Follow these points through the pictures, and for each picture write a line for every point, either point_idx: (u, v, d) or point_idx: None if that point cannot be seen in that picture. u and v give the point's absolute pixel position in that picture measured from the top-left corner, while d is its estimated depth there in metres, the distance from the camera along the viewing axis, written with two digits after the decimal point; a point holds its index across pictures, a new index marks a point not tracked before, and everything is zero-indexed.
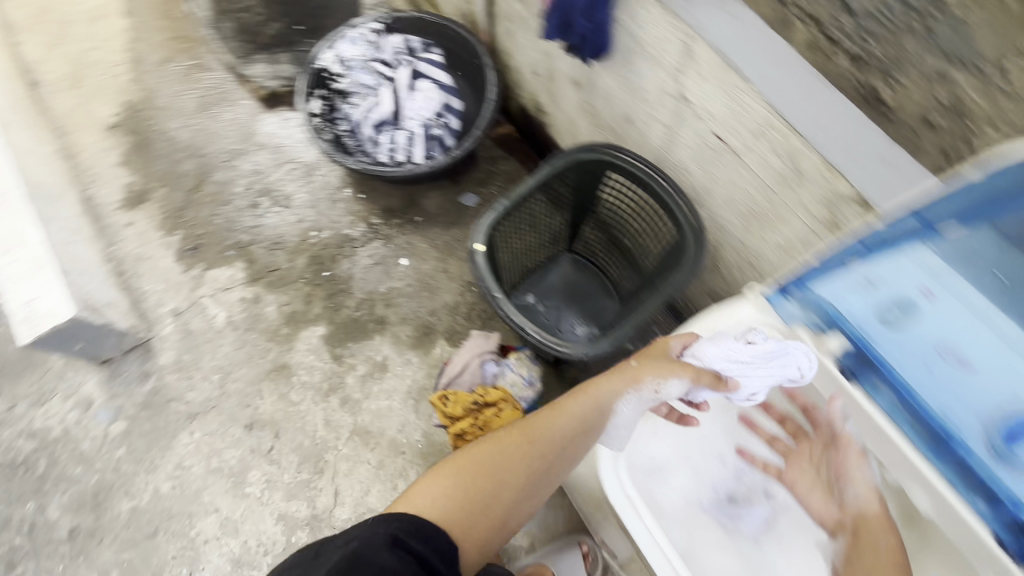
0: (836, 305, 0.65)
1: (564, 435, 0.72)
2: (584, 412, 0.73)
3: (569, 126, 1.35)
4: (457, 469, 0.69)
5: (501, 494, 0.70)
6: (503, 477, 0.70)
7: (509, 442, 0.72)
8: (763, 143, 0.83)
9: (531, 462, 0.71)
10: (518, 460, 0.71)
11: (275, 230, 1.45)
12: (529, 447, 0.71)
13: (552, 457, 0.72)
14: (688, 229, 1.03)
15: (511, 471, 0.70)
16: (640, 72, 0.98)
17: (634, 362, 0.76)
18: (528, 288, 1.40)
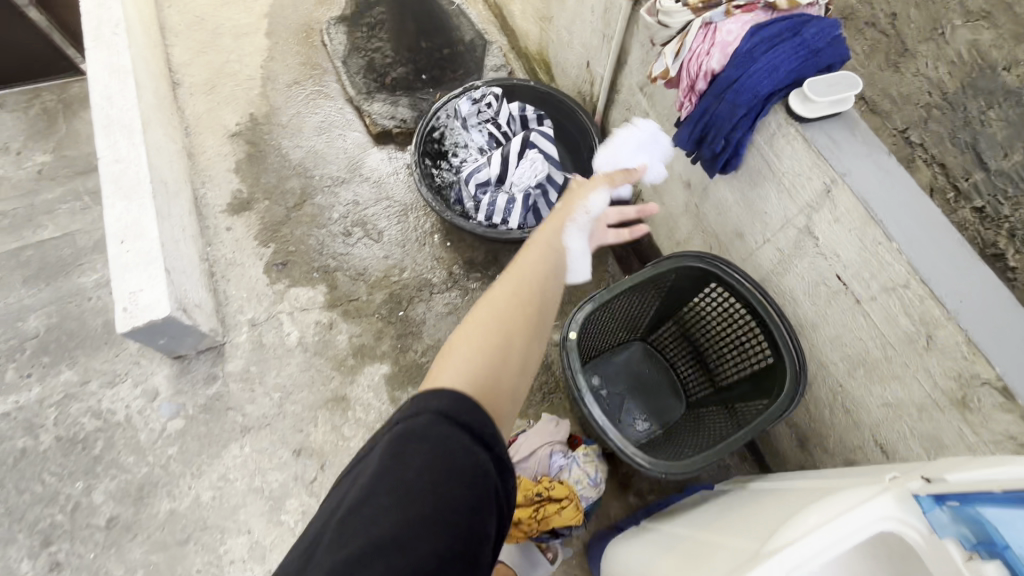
0: (1007, 532, 0.46)
1: (538, 279, 0.73)
2: (545, 255, 0.79)
3: (668, 220, 1.35)
4: (475, 343, 0.62)
5: (515, 347, 0.64)
6: (512, 335, 0.65)
7: (502, 302, 0.68)
8: (895, 302, 0.80)
9: (528, 308, 0.69)
10: (518, 312, 0.67)
11: (361, 261, 1.49)
12: (523, 294, 0.69)
13: (536, 284, 0.72)
14: (789, 361, 0.99)
15: (514, 320, 0.66)
16: (766, 196, 0.98)
17: (561, 206, 0.93)
18: (593, 370, 1.36)
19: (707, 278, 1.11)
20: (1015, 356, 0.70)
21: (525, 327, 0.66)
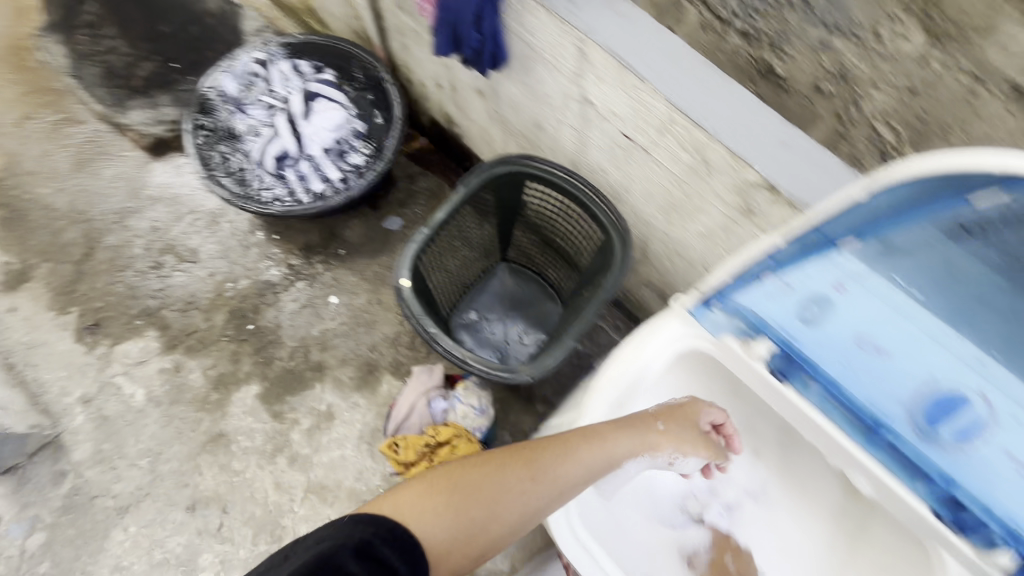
0: (759, 315, 0.54)
1: (570, 482, 0.61)
2: (589, 470, 0.61)
3: (482, 134, 1.31)
4: (456, 492, 0.61)
5: (486, 523, 0.61)
6: (491, 510, 0.61)
7: (508, 473, 0.62)
8: (671, 138, 0.82)
9: (527, 506, 0.60)
10: (514, 495, 0.61)
11: (185, 289, 1.34)
12: (531, 486, 0.61)
13: (556, 476, 0.61)
14: (613, 229, 1.01)
15: (505, 503, 0.61)
16: (541, 78, 0.96)
17: (660, 425, 0.64)
18: (468, 304, 1.37)
19: (520, 181, 1.10)
20: (769, 150, 0.74)
21: (511, 512, 0.61)
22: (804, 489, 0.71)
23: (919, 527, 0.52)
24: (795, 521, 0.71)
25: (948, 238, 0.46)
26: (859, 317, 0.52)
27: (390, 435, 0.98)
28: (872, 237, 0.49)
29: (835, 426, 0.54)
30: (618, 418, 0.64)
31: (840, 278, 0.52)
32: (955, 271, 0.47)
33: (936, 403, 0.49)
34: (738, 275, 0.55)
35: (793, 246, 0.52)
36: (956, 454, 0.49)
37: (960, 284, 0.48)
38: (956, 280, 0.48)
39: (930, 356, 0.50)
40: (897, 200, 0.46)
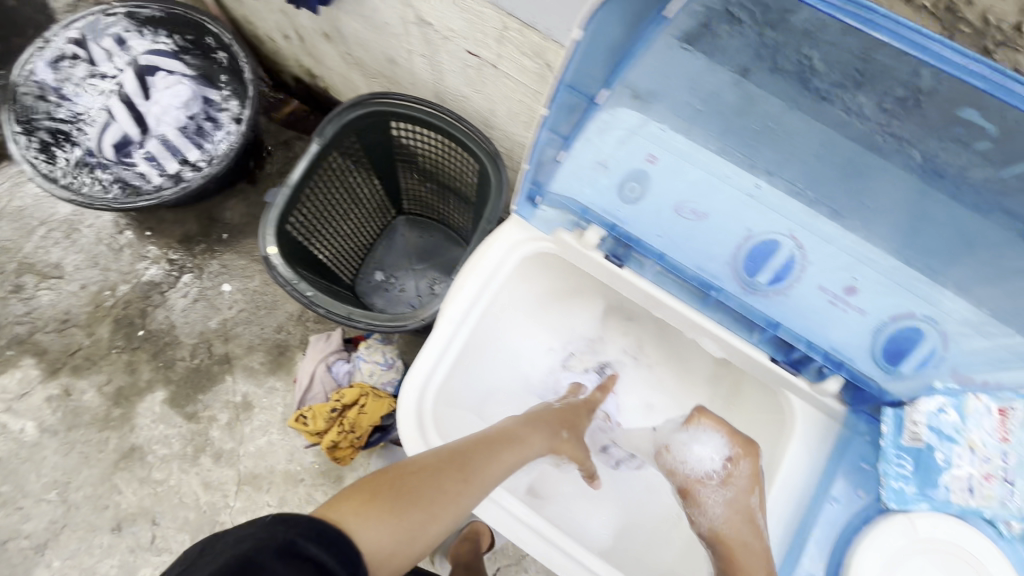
0: (580, 201, 0.57)
1: (498, 478, 0.57)
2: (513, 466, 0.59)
3: (346, 83, 1.22)
4: (393, 496, 0.51)
5: (428, 528, 0.51)
6: (430, 513, 0.52)
7: (442, 476, 0.54)
8: (510, 47, 0.78)
9: (461, 511, 0.54)
10: (450, 499, 0.53)
11: (57, 308, 1.23)
12: (467, 488, 0.54)
13: (487, 474, 0.56)
14: (484, 155, 0.97)
15: (442, 506, 0.52)
16: (373, 5, 0.89)
17: (564, 432, 0.67)
18: (374, 266, 1.32)
19: (383, 122, 1.02)
20: None
21: (448, 521, 0.53)
22: (681, 358, 0.78)
23: (760, 372, 0.61)
24: (674, 386, 0.79)
25: (682, 48, 0.48)
26: (666, 177, 0.55)
27: (297, 408, 0.96)
28: (617, 84, 0.52)
29: (670, 290, 0.61)
30: (528, 417, 0.66)
31: (649, 148, 0.54)
32: (704, 99, 0.51)
33: (753, 256, 0.54)
34: (538, 164, 0.57)
35: (573, 118, 0.54)
36: (775, 301, 0.54)
37: (719, 113, 0.51)
38: (723, 110, 0.50)
39: (731, 202, 0.53)
40: (612, 36, 0.46)
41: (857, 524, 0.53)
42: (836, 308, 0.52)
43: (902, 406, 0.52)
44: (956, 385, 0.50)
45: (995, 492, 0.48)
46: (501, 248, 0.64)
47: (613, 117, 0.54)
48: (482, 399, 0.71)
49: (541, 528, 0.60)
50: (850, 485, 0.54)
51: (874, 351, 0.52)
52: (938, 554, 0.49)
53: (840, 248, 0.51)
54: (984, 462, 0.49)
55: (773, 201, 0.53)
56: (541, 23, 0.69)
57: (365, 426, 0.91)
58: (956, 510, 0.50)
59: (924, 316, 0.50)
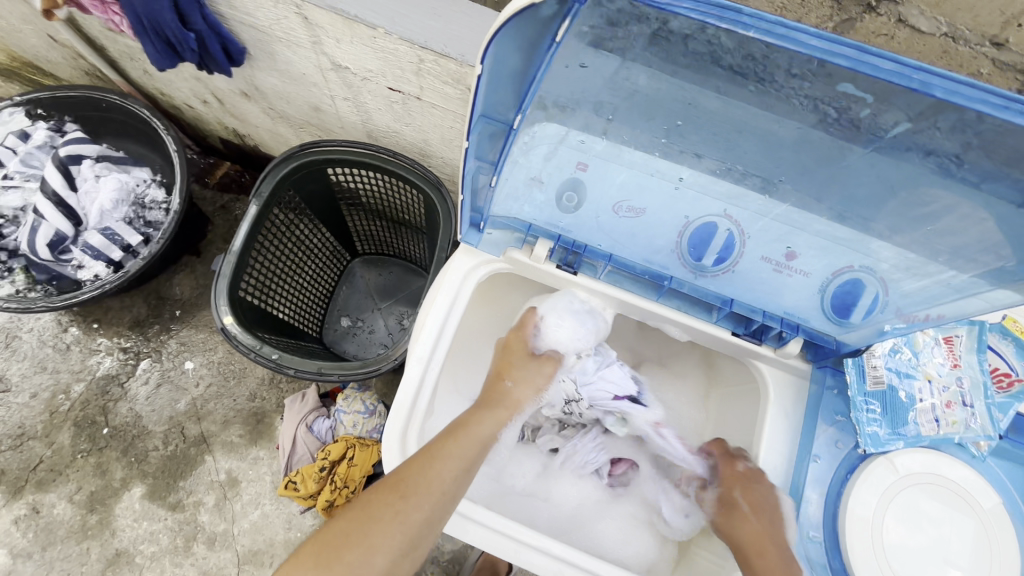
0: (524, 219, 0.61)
1: (446, 482, 0.53)
2: (464, 455, 0.55)
3: (275, 137, 1.21)
4: (322, 548, 0.49)
5: (374, 560, 0.48)
6: (366, 547, 0.49)
7: (375, 504, 0.51)
8: (430, 77, 0.78)
9: (408, 531, 0.50)
10: (389, 523, 0.50)
11: (8, 423, 1.15)
12: (405, 503, 0.51)
13: (428, 481, 0.52)
14: (427, 183, 0.96)
15: (383, 530, 0.50)
16: (287, 58, 0.88)
17: (507, 382, 0.64)
18: (338, 312, 1.30)
19: (318, 170, 1.01)
20: None
21: (395, 545, 0.49)
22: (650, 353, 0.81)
23: (726, 346, 0.65)
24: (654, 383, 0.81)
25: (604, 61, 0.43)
26: (606, 186, 0.55)
27: (284, 475, 0.93)
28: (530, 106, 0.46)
29: (625, 288, 0.65)
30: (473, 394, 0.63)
31: (576, 158, 0.53)
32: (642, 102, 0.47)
33: (691, 240, 0.56)
34: (469, 193, 0.55)
35: (490, 146, 0.49)
36: (720, 277, 0.58)
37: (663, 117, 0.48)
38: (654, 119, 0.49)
39: (670, 197, 0.54)
40: (518, 72, 0.41)
41: (842, 476, 0.55)
42: (782, 274, 0.55)
43: (860, 353, 0.56)
44: (903, 325, 0.53)
45: (958, 417, 0.53)
46: (453, 284, 0.64)
47: (533, 137, 0.50)
48: None
49: (547, 547, 0.59)
50: (830, 441, 0.56)
51: (824, 307, 0.56)
52: (920, 485, 0.53)
53: (773, 218, 0.52)
54: (942, 391, 0.54)
55: (699, 186, 0.52)
56: (456, 50, 0.70)
57: (357, 478, 0.89)
58: (927, 442, 0.53)
59: (863, 267, 0.52)
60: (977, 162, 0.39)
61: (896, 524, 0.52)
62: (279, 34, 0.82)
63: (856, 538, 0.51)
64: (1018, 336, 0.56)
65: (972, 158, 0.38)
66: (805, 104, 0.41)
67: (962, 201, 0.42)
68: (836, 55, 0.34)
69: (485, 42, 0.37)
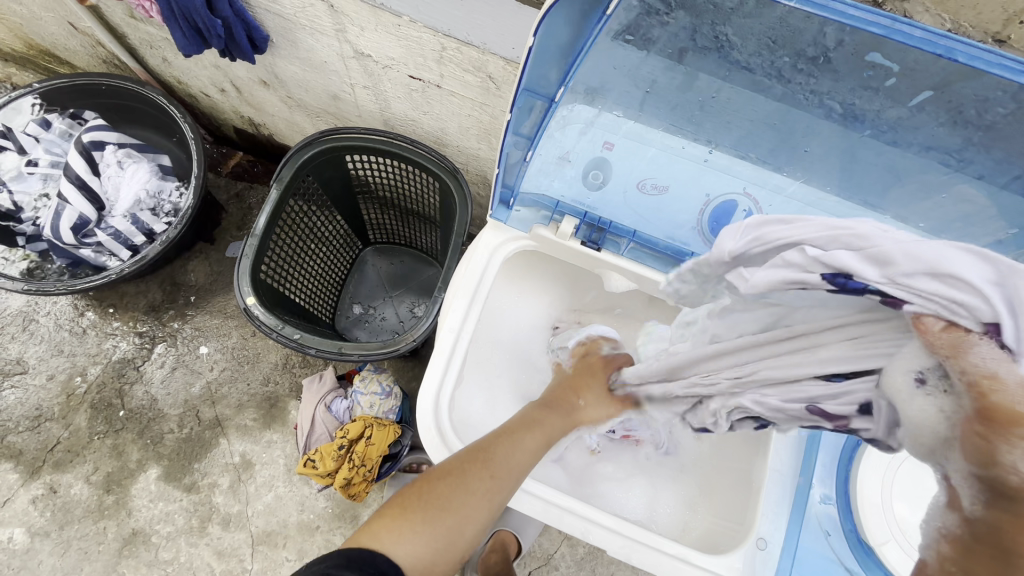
0: (551, 196, 0.63)
1: (525, 468, 0.56)
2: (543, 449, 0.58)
3: (290, 126, 1.23)
4: (421, 510, 0.50)
5: (465, 529, 0.50)
6: (464, 517, 0.50)
7: (468, 474, 0.52)
8: (451, 65, 0.80)
9: (495, 507, 0.53)
10: (485, 499, 0.52)
11: (25, 405, 1.17)
12: (496, 482, 0.53)
13: (516, 465, 0.55)
14: (443, 172, 0.98)
15: (477, 503, 0.51)
16: (309, 46, 0.90)
17: (579, 400, 0.65)
18: (351, 299, 1.32)
19: (337, 157, 1.03)
20: None
21: (484, 517, 0.52)
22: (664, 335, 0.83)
23: None
24: None
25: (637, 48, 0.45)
26: (633, 165, 0.57)
27: (303, 453, 0.95)
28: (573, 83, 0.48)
29: (648, 264, 0.67)
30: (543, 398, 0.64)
31: (604, 137, 0.56)
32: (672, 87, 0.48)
33: (713, 216, 0.59)
34: (504, 168, 0.58)
35: (532, 120, 0.51)
36: None
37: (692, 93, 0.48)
38: (687, 92, 0.48)
39: (693, 177, 0.56)
40: (564, 48, 0.43)
41: (854, 441, 0.59)
42: None
43: None
44: None
45: None
46: (482, 259, 0.67)
47: (569, 114, 0.53)
48: (499, 400, 0.73)
49: (573, 506, 0.61)
50: None
51: None
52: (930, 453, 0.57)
53: (787, 196, 0.55)
54: None
55: (723, 164, 0.55)
56: (479, 37, 0.72)
57: (375, 457, 0.91)
58: None
59: None
60: (980, 158, 0.43)
61: (904, 490, 0.55)
62: (304, 22, 0.84)
63: (866, 500, 0.55)
64: None
65: (975, 153, 0.43)
66: (813, 100, 0.45)
67: (960, 183, 0.45)
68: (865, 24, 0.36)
69: (538, 17, 0.39)
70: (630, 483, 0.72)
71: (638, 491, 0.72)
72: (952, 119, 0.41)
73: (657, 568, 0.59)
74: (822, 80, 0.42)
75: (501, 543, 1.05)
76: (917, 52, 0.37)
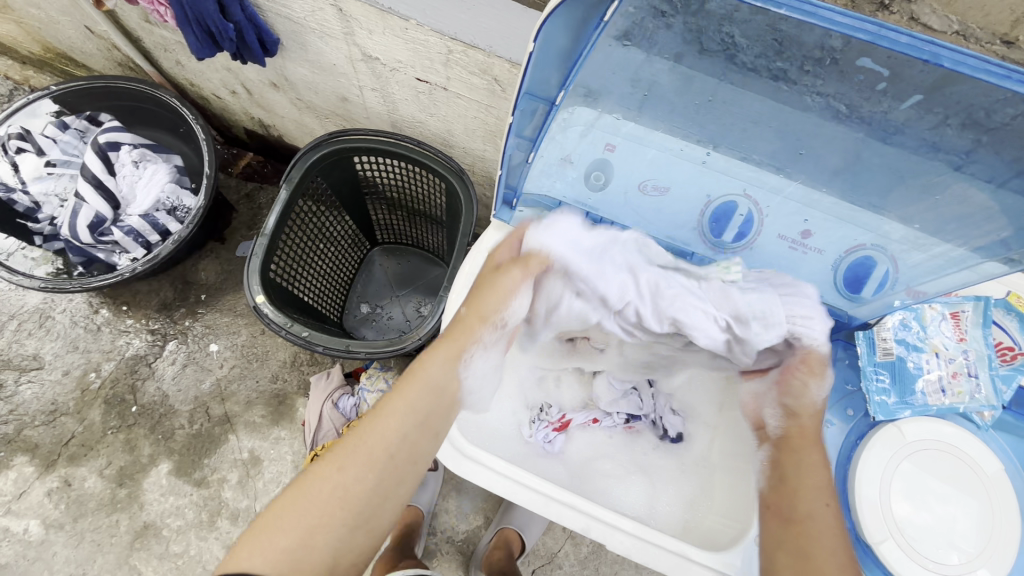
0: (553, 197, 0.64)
1: (386, 445, 0.52)
2: (412, 403, 0.55)
3: (300, 127, 1.25)
4: (259, 534, 0.48)
5: (314, 540, 0.48)
6: (308, 527, 0.48)
7: (322, 471, 0.51)
8: (457, 68, 0.81)
9: (352, 495, 0.50)
10: (329, 498, 0.49)
11: (40, 400, 1.20)
12: (343, 475, 0.50)
13: (369, 446, 0.52)
14: (449, 172, 0.99)
15: (323, 505, 0.49)
16: (319, 49, 0.91)
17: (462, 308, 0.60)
18: (358, 299, 1.34)
19: (345, 158, 1.04)
20: None
21: (339, 519, 0.49)
22: None
23: None
24: None
25: (638, 51, 0.46)
26: (636, 167, 0.58)
27: (311, 449, 0.97)
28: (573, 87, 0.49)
29: None
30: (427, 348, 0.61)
31: (606, 139, 0.57)
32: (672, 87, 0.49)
33: (712, 217, 0.59)
34: (507, 169, 0.59)
35: (533, 123, 0.53)
36: (740, 255, 0.62)
37: (689, 95, 0.50)
38: (686, 92, 0.49)
39: (695, 178, 0.57)
40: (564, 53, 0.44)
41: (853, 441, 0.59)
42: (797, 252, 0.59)
43: (870, 326, 0.60)
44: (911, 300, 0.56)
45: (964, 387, 0.57)
46: (485, 258, 0.68)
47: (571, 115, 0.53)
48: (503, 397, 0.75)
49: (575, 502, 0.62)
50: (841, 409, 0.61)
51: (837, 282, 0.59)
52: (938, 455, 0.57)
53: (787, 197, 0.55)
54: (949, 362, 0.58)
55: (722, 165, 0.55)
56: (484, 41, 0.73)
57: None
58: (934, 411, 0.57)
59: (874, 245, 0.55)
60: (985, 157, 0.43)
61: (905, 489, 0.56)
62: (314, 25, 0.86)
63: (864, 499, 0.55)
64: (1022, 311, 0.58)
65: (980, 153, 0.43)
66: (820, 102, 0.45)
67: (963, 181, 0.45)
68: (857, 31, 0.37)
69: (538, 26, 0.40)
70: (629, 480, 0.73)
71: (638, 489, 0.73)
72: (953, 120, 0.41)
73: (653, 563, 0.60)
74: (820, 82, 0.43)
75: (504, 541, 1.06)
76: (909, 58, 0.37)
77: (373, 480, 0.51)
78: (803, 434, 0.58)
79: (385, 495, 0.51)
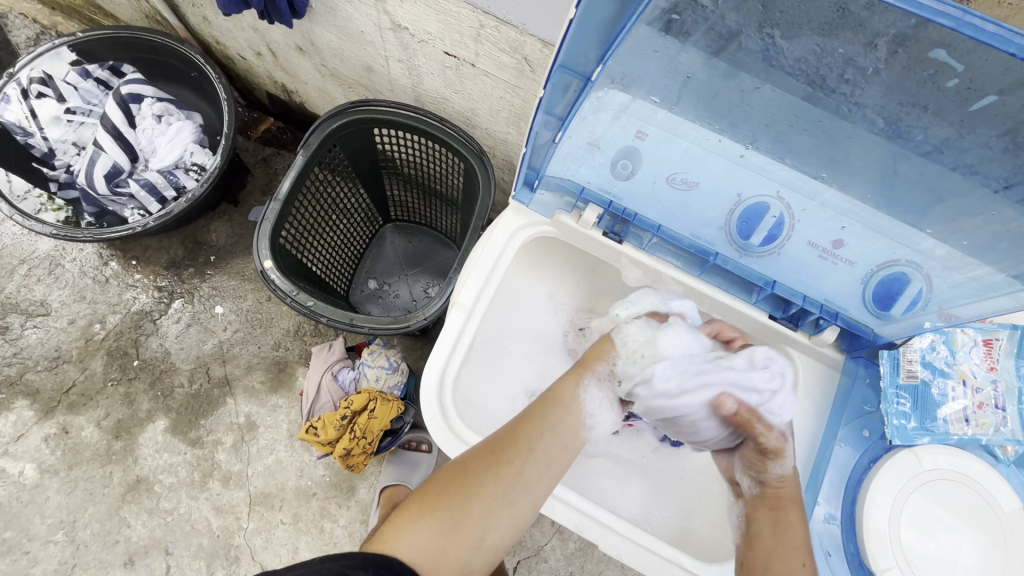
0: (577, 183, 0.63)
1: (530, 438, 0.55)
2: (550, 415, 0.57)
3: (322, 94, 1.22)
4: (422, 505, 0.53)
5: (470, 506, 0.52)
6: (464, 495, 0.52)
7: (475, 460, 0.54)
8: (488, 44, 0.79)
9: (502, 480, 0.53)
10: (484, 472, 0.53)
11: (44, 346, 1.20)
12: (498, 457, 0.54)
13: (518, 439, 0.55)
14: (469, 153, 0.97)
15: (478, 484, 0.53)
16: (348, 14, 0.89)
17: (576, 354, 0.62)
18: (366, 274, 1.32)
19: (365, 129, 1.02)
20: None
21: (490, 494, 0.52)
22: None
23: (762, 332, 0.67)
24: None
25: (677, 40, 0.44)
26: (664, 158, 0.56)
27: (307, 420, 0.96)
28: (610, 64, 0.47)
29: (668, 261, 0.66)
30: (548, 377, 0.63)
31: (637, 125, 0.54)
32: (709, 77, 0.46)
33: (744, 216, 0.57)
34: (532, 146, 0.57)
35: (564, 98, 0.51)
36: (764, 259, 0.60)
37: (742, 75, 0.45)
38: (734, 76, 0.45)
39: (728, 175, 0.54)
40: (607, 24, 0.42)
41: (866, 463, 0.57)
42: (826, 261, 0.56)
43: (897, 347, 0.58)
44: (942, 323, 0.54)
45: (989, 419, 0.55)
46: (497, 242, 0.67)
47: (605, 96, 0.51)
48: (506, 385, 0.73)
49: (568, 498, 0.60)
50: (855, 428, 0.59)
51: (865, 297, 0.57)
52: (953, 484, 0.55)
53: (823, 204, 0.52)
54: (975, 392, 0.56)
55: (759, 165, 0.53)
56: (518, 18, 0.71)
57: (376, 430, 0.92)
58: (954, 441, 0.56)
59: (909, 262, 0.52)
60: None
61: (913, 517, 0.54)
62: None
63: (870, 524, 0.54)
64: None
65: None
66: (862, 111, 0.43)
67: (1003, 207, 0.43)
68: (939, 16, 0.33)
69: None
70: (628, 480, 0.72)
71: (636, 490, 0.71)
72: (1005, 143, 0.39)
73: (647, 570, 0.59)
74: (870, 89, 0.41)
75: None
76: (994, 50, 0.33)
77: (518, 476, 0.53)
78: (780, 495, 0.54)
79: (533, 487, 0.54)
